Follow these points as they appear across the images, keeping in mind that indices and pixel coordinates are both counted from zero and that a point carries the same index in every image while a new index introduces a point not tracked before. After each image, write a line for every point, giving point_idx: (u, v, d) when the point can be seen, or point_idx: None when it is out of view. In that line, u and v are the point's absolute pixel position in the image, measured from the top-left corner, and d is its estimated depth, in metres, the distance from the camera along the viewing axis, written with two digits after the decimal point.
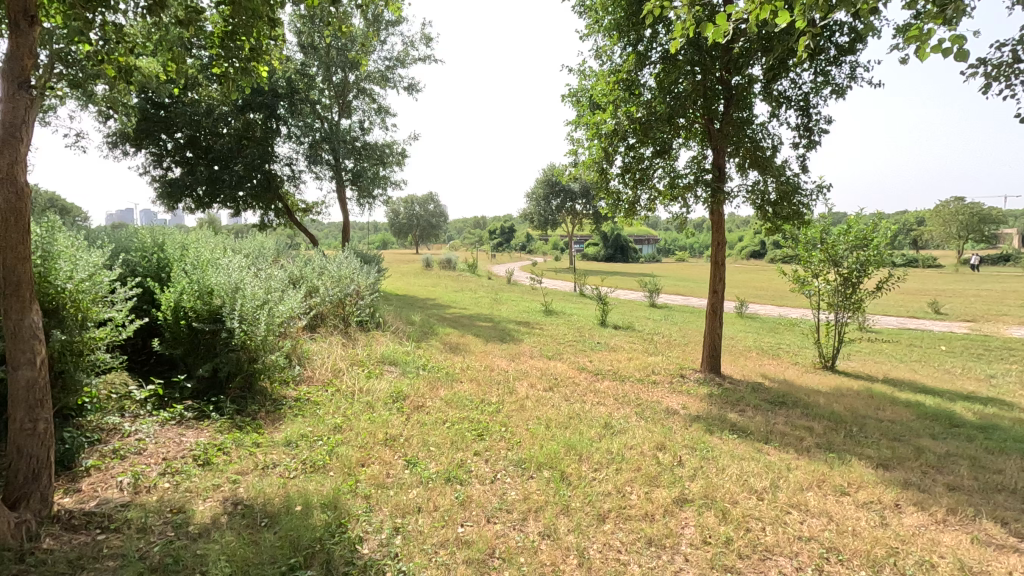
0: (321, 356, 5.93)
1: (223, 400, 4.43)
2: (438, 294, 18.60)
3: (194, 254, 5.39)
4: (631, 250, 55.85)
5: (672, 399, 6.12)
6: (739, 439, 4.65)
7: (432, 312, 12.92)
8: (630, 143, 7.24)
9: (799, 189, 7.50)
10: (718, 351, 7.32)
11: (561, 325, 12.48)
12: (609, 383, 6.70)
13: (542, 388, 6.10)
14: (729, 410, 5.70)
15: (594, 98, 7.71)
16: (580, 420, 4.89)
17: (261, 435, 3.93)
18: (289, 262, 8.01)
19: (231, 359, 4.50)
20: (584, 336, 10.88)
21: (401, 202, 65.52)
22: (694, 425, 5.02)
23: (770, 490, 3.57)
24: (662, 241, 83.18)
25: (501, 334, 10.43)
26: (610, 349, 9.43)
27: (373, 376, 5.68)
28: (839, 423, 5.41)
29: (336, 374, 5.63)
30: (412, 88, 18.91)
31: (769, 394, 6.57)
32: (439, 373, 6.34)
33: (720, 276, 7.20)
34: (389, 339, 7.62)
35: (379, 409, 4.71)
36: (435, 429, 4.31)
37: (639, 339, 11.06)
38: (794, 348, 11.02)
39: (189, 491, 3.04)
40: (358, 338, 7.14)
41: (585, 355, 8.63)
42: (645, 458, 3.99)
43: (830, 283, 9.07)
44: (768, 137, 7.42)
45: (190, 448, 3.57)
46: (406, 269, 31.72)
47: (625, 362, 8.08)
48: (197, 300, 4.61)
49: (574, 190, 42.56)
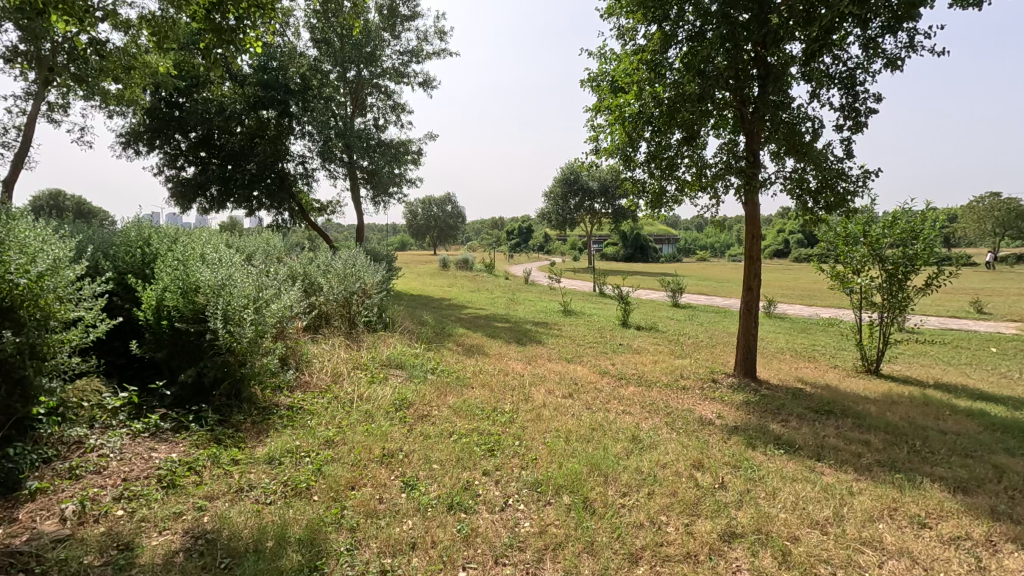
0: (321, 359, 5.48)
1: (205, 410, 3.97)
2: (453, 294, 18.15)
3: (182, 248, 4.98)
4: (652, 250, 54.87)
5: (705, 406, 5.53)
6: (788, 455, 4.06)
7: (446, 312, 12.46)
8: (656, 128, 6.67)
9: (842, 177, 6.87)
10: (753, 353, 6.69)
11: (581, 326, 11.91)
12: (634, 388, 6.14)
13: (561, 394, 5.58)
14: (770, 420, 5.10)
15: (616, 81, 7.15)
16: (604, 432, 4.35)
17: (242, 450, 3.47)
18: (293, 260, 7.61)
19: (216, 363, 4.06)
20: (605, 337, 10.31)
21: (419, 203, 65.46)
22: (733, 437, 4.44)
23: (833, 522, 3.00)
24: (683, 241, 81.85)
25: (517, 335, 9.91)
26: (633, 351, 8.85)
27: (376, 382, 5.20)
28: (898, 436, 4.78)
29: (335, 380, 5.17)
30: (427, 83, 18.52)
31: (812, 401, 5.94)
32: (449, 378, 5.84)
33: (756, 272, 6.59)
34: (398, 340, 7.17)
35: (379, 419, 4.22)
36: (441, 443, 3.82)
37: (663, 340, 10.44)
38: (831, 350, 10.29)
39: (145, 521, 2.58)
40: (364, 340, 6.70)
41: (607, 358, 8.06)
42: (680, 479, 3.43)
43: (873, 279, 8.36)
44: (808, 120, 6.80)
45: (158, 466, 3.12)
46: (423, 270, 31.43)
47: (650, 366, 7.49)
48: (179, 298, 4.17)
49: (593, 189, 41.84)
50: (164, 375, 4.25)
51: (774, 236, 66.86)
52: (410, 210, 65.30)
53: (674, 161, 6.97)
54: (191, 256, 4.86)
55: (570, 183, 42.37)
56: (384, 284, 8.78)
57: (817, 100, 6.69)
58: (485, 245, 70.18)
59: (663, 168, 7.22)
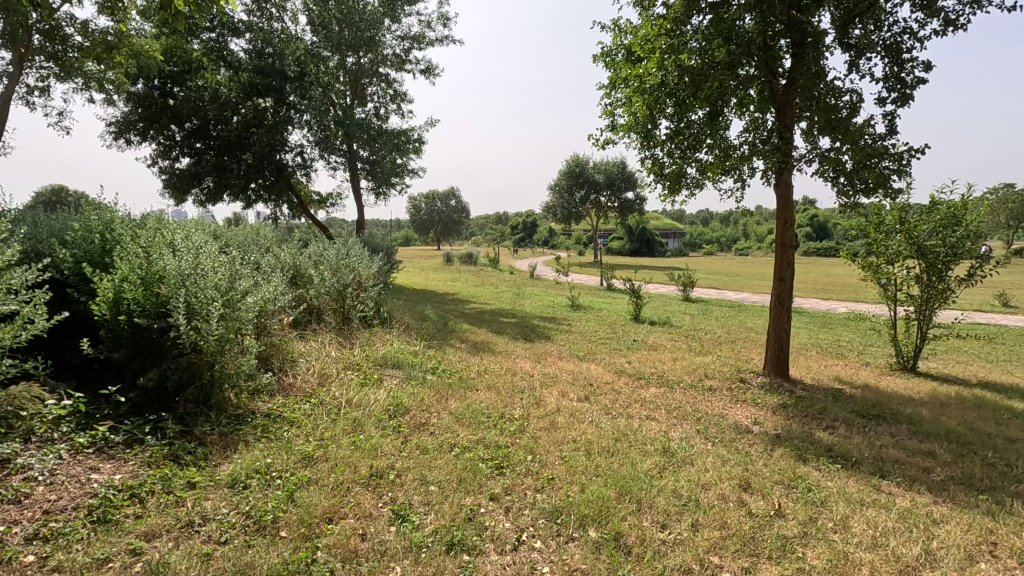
0: (307, 360, 4.91)
1: (165, 420, 3.40)
2: (457, 288, 17.58)
3: (149, 233, 4.39)
4: (658, 244, 54.20)
5: (738, 411, 4.92)
6: (846, 472, 3.47)
7: (450, 307, 11.90)
8: (679, 102, 6.03)
9: (884, 156, 6.22)
10: (784, 350, 6.08)
11: (591, 321, 11.33)
12: (656, 391, 5.53)
13: (576, 397, 4.98)
14: (814, 426, 4.50)
15: (633, 52, 6.51)
16: (630, 443, 3.76)
17: (203, 470, 2.90)
18: (282, 250, 7.04)
19: (181, 364, 3.49)
20: (619, 333, 9.69)
21: (422, 198, 65.00)
22: (778, 449, 3.85)
23: (926, 563, 2.41)
24: (689, 235, 81.08)
25: (524, 331, 9.34)
26: (650, 348, 8.24)
27: (369, 384, 4.63)
28: (965, 446, 4.17)
29: (322, 382, 4.60)
30: (429, 71, 17.90)
31: (855, 403, 5.34)
32: (450, 379, 5.26)
33: (789, 262, 5.96)
34: (396, 337, 6.59)
35: (368, 429, 3.65)
36: (440, 459, 3.24)
37: (680, 336, 9.82)
38: (858, 346, 9.67)
39: (59, 571, 2.01)
40: (359, 338, 6.12)
41: (622, 356, 7.45)
42: (728, 505, 2.84)
43: (910, 270, 7.71)
44: (846, 93, 6.15)
45: (93, 492, 2.54)
46: (427, 264, 30.95)
47: (670, 364, 6.88)
48: (139, 289, 3.60)
49: (599, 182, 41.14)
50: (121, 378, 3.67)
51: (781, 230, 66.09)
52: (413, 205, 64.69)
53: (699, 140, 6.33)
54: (159, 243, 4.27)
55: (575, 176, 41.71)
56: (383, 277, 8.21)
57: (855, 69, 6.05)
58: (489, 240, 69.57)
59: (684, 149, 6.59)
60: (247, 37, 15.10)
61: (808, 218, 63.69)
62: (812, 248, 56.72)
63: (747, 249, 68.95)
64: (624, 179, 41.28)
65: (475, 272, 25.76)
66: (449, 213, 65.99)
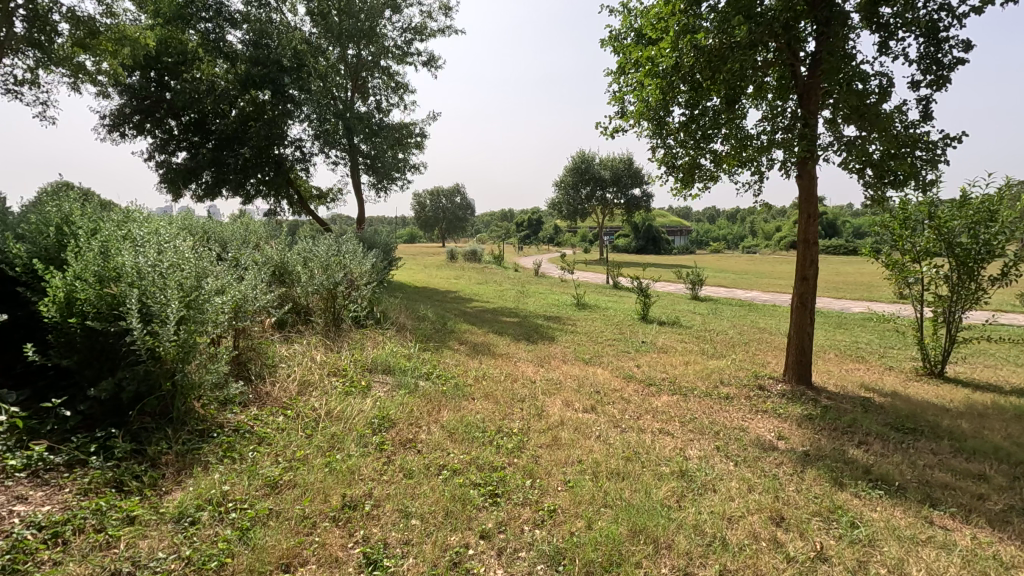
0: (288, 367, 4.50)
1: (115, 437, 2.99)
2: (459, 286, 17.18)
3: (113, 226, 3.99)
4: (664, 242, 53.70)
5: (760, 424, 4.47)
6: (892, 500, 3.03)
7: (451, 306, 11.50)
8: (694, 85, 5.56)
9: (916, 145, 5.74)
10: (806, 355, 5.64)
11: (597, 321, 10.90)
12: (669, 400, 5.09)
13: (582, 407, 4.55)
14: (846, 441, 4.05)
15: (643, 32, 6.03)
16: (643, 464, 3.32)
17: (149, 500, 2.50)
18: (270, 245, 6.64)
19: (136, 373, 3.08)
20: (626, 334, 9.25)
21: (427, 194, 64.64)
22: (810, 471, 3.40)
23: None
24: (696, 233, 80.40)
25: (527, 331, 8.92)
26: (659, 350, 7.80)
27: (354, 393, 4.23)
28: (1019, 467, 3.71)
29: (303, 391, 4.19)
30: (432, 63, 17.47)
31: (887, 414, 4.88)
32: (445, 386, 4.85)
33: (813, 259, 5.52)
34: (389, 339, 6.17)
35: (347, 448, 3.23)
36: (425, 484, 2.82)
37: (690, 337, 9.37)
38: (879, 349, 9.20)
39: None
40: (349, 340, 5.71)
41: (631, 360, 7.01)
42: (761, 547, 2.41)
43: (939, 268, 7.23)
44: (875, 77, 5.68)
45: (7, 531, 2.13)
46: (431, 262, 30.61)
47: (682, 368, 6.43)
48: (91, 288, 3.19)
49: (605, 178, 40.66)
50: (70, 388, 3.27)
51: (790, 227, 65.34)
52: (418, 202, 64.32)
53: (715, 129, 5.88)
54: (122, 237, 3.87)
55: (581, 173, 41.27)
56: (378, 276, 7.80)
57: (886, 52, 5.59)
58: (494, 237, 69.16)
59: (698, 138, 6.14)
60: (244, 28, 14.74)
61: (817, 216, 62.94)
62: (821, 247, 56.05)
63: (754, 247, 68.23)
64: (630, 176, 40.80)
65: (478, 270, 25.35)
66: (454, 210, 65.62)
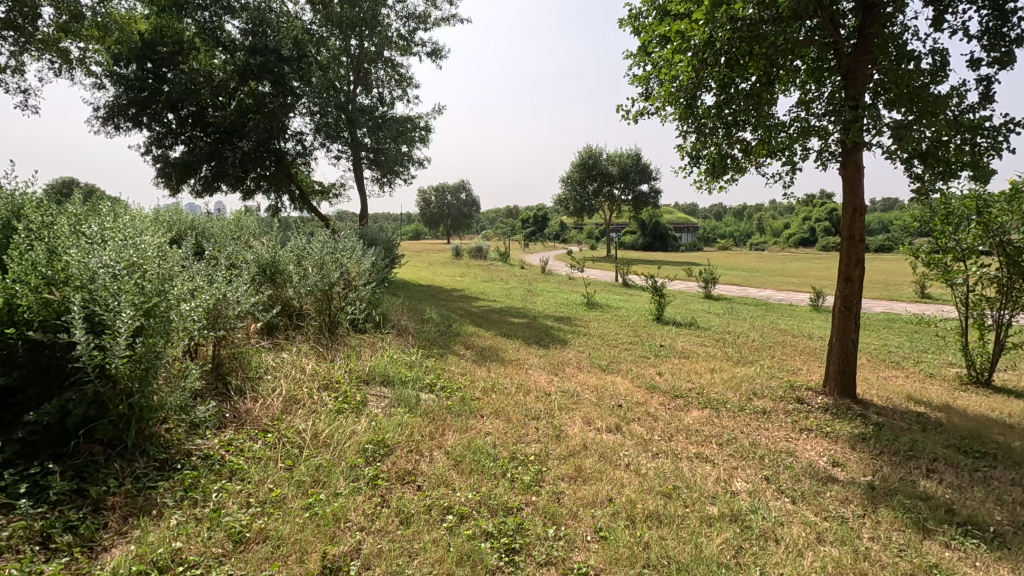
0: (272, 382, 3.97)
1: (54, 473, 2.46)
2: (464, 284, 16.69)
3: (70, 221, 3.48)
4: (671, 239, 53.11)
5: (809, 446, 3.93)
6: (993, 555, 2.49)
7: (456, 306, 10.99)
8: (728, 64, 4.99)
9: (974, 131, 5.15)
10: (850, 365, 5.08)
11: (610, 322, 10.37)
12: (701, 416, 4.55)
13: (605, 426, 4.03)
14: (914, 470, 3.51)
15: (668, 8, 5.46)
16: (686, 504, 2.80)
17: (79, 565, 1.99)
18: (260, 243, 6.12)
19: (83, 395, 2.55)
20: (643, 337, 8.72)
21: (432, 191, 64.14)
22: (884, 512, 2.87)
23: None
24: (703, 229, 79.59)
25: (538, 334, 8.40)
26: (681, 355, 7.25)
27: (347, 411, 3.71)
28: None
29: (289, 409, 3.68)
30: (436, 53, 16.95)
31: (948, 433, 4.33)
32: (450, 400, 4.33)
33: (858, 258, 4.95)
34: (390, 345, 5.66)
35: (334, 484, 2.72)
36: (425, 537, 2.31)
37: (711, 340, 8.82)
38: (912, 353, 8.63)
39: None
40: (345, 347, 5.20)
41: (651, 366, 6.48)
42: None
43: (987, 268, 6.64)
44: (929, 55, 5.09)
45: None
46: (437, 259, 30.14)
47: (709, 377, 5.89)
48: (32, 294, 2.68)
49: (613, 174, 40.05)
50: (7, 410, 2.73)
51: (799, 224, 64.53)
52: (423, 198, 63.85)
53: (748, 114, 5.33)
54: (80, 234, 3.36)
55: (588, 168, 40.71)
56: (379, 275, 7.29)
57: (941, 27, 5.00)
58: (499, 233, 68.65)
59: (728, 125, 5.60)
60: (242, 18, 14.34)
61: (827, 213, 62.10)
62: (831, 244, 55.26)
63: (762, 244, 67.38)
64: (638, 171, 40.18)
65: (484, 267, 24.87)
66: (459, 206, 65.13)
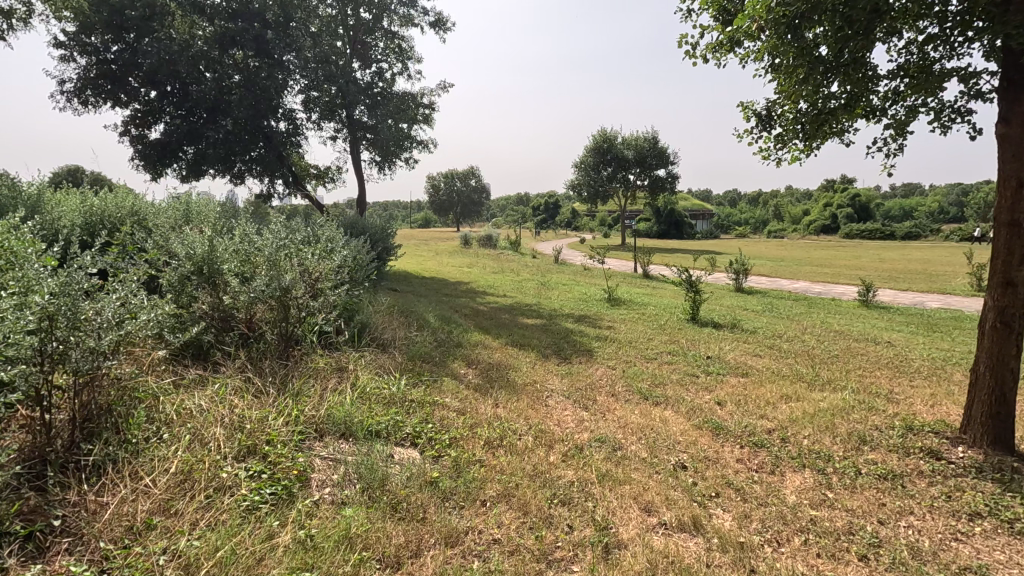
0: (160, 447, 2.60)
1: None
2: (472, 276, 15.29)
3: None
4: (688, 227, 51.30)
5: (1002, 556, 2.49)
6: None
7: (460, 304, 9.60)
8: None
9: None
10: (1007, 406, 3.57)
11: (638, 324, 8.94)
12: (806, 485, 3.12)
13: (674, 520, 2.61)
14: None
15: None
16: None
17: None
18: (198, 231, 4.73)
19: None
20: (683, 345, 7.27)
21: (441, 177, 62.70)
22: None
23: None
24: (719, 216, 77.46)
25: (556, 341, 7.00)
26: (736, 374, 5.81)
27: (265, 512, 2.32)
28: None
29: (172, 502, 2.29)
30: (440, 23, 15.36)
31: None
32: (437, 470, 2.92)
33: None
34: (365, 370, 4.27)
35: None
36: None
37: (763, 350, 7.35)
38: None
39: None
40: (296, 377, 3.82)
41: (706, 394, 5.04)
42: None
43: None
44: None
45: None
46: (444, 248, 28.84)
47: (789, 413, 4.44)
48: None
49: (628, 158, 38.23)
50: None
51: (819, 212, 62.25)
52: (432, 183, 62.29)
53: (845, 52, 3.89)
54: None
55: (602, 152, 38.98)
56: (359, 274, 5.90)
57: None
58: (509, 221, 67.14)
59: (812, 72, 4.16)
60: None
61: (849, 199, 59.70)
62: (855, 232, 53.09)
63: (781, 232, 65.17)
64: (655, 156, 38.31)
65: (492, 256, 23.43)
66: (468, 193, 63.54)
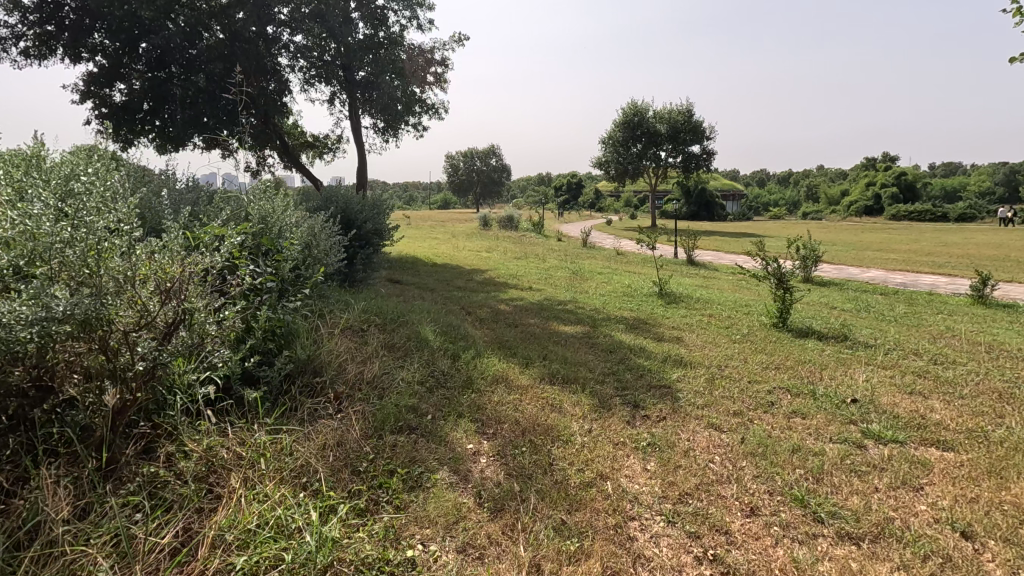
0: None
1: None
2: (490, 262, 13.02)
3: None
4: (720, 208, 48.28)
5: None
6: None
7: (476, 303, 7.38)
8: None
9: None
10: None
11: (714, 333, 6.63)
12: None
13: None
14: None
15: None
16: None
17: None
18: None
19: None
20: (799, 377, 4.92)
21: (461, 155, 60.29)
22: None
23: None
24: (749, 197, 73.76)
25: (613, 368, 4.75)
26: (930, 444, 3.49)
27: None
28: None
29: None
30: None
31: None
32: None
33: None
34: (262, 497, 2.08)
35: None
36: None
37: (918, 382, 5.01)
38: None
39: None
40: (67, 572, 1.65)
41: (919, 503, 2.73)
42: None
43: None
44: None
45: None
46: (461, 229, 26.70)
47: None
48: None
49: (661, 133, 35.17)
50: None
51: (860, 192, 58.26)
52: (450, 162, 60.12)
53: None
54: None
55: (633, 127, 36.03)
56: (300, 272, 3.69)
57: None
58: (531, 202, 64.61)
59: None
60: None
61: (895, 177, 55.60)
62: (901, 213, 49.41)
63: (818, 212, 61.46)
64: (690, 131, 35.10)
65: (512, 239, 21.09)
66: (488, 172, 60.93)
